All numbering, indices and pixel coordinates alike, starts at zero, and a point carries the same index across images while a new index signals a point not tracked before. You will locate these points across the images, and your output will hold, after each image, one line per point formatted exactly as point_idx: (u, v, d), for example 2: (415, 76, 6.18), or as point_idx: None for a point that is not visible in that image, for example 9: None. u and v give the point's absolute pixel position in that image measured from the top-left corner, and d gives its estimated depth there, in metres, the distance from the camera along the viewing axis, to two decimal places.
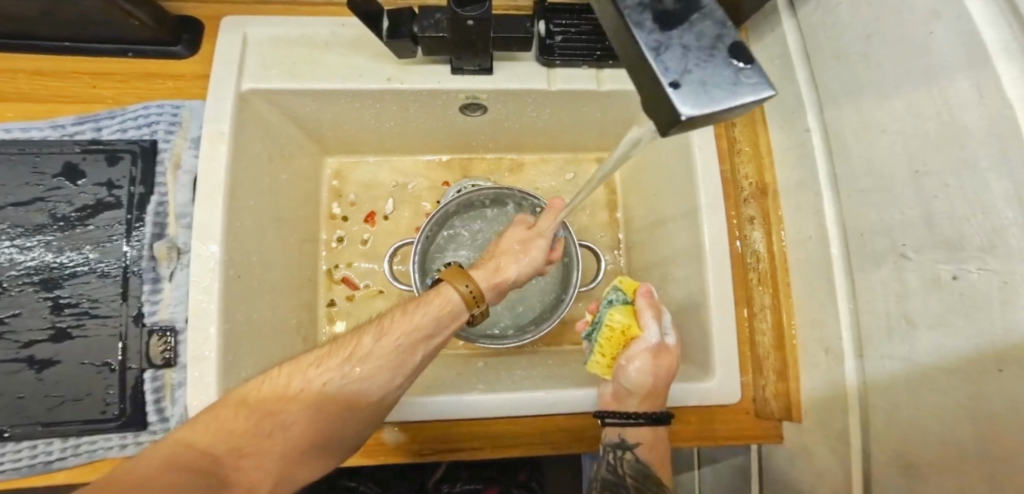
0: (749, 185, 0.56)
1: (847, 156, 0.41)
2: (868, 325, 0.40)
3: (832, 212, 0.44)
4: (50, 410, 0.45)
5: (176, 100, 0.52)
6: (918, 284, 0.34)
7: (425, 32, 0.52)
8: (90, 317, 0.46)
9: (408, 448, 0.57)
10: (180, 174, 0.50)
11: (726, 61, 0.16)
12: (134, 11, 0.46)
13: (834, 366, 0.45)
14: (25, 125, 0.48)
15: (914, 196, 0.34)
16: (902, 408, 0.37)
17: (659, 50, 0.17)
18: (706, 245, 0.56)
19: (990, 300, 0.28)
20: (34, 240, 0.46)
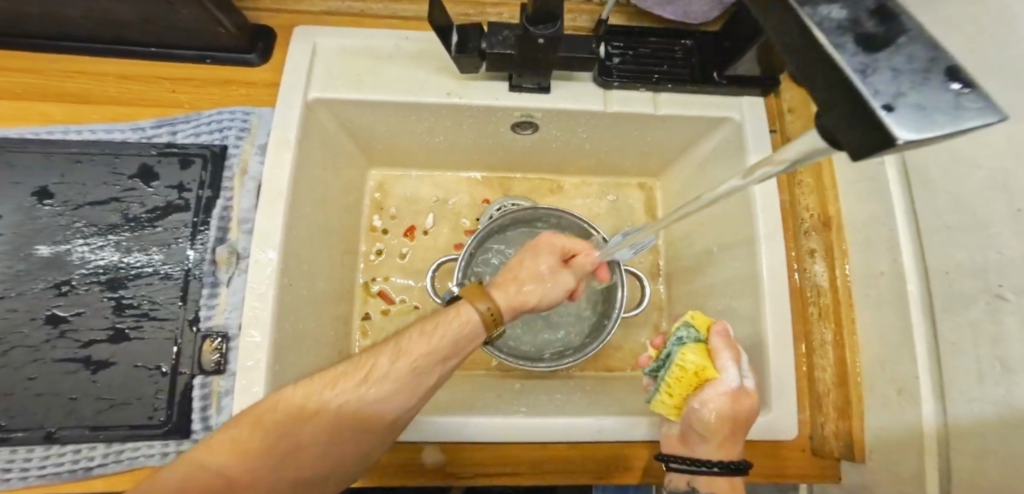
0: (810, 217, 0.55)
1: (930, 190, 0.41)
2: (954, 368, 0.38)
3: (909, 248, 0.43)
4: (101, 412, 0.44)
5: (248, 107, 0.53)
6: (1016, 328, 0.33)
7: (493, 47, 0.53)
8: (149, 319, 0.46)
9: (445, 471, 0.56)
10: (246, 180, 0.50)
11: (941, 85, 0.16)
12: (222, 18, 0.48)
13: (908, 407, 0.43)
14: (109, 126, 0.48)
15: (1015, 235, 0.33)
16: (994, 460, 0.35)
17: (864, 71, 0.17)
18: (764, 275, 0.55)
19: None
20: (107, 239, 0.46)
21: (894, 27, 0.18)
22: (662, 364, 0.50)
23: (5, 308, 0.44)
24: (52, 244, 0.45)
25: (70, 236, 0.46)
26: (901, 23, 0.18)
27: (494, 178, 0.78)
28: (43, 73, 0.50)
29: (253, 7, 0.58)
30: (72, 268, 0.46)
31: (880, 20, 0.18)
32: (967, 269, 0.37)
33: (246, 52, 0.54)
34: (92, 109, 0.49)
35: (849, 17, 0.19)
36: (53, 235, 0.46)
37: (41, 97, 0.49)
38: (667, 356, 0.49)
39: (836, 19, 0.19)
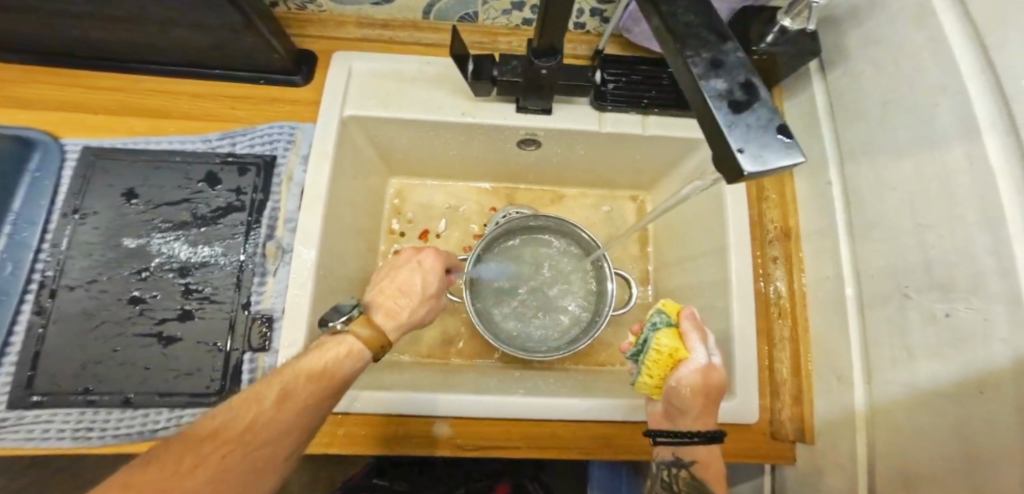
0: (774, 229, 0.64)
1: (862, 207, 0.51)
2: (877, 355, 0.46)
3: (848, 257, 0.52)
4: (167, 382, 0.51)
5: (294, 122, 0.62)
6: (918, 320, 0.42)
7: (502, 75, 0.62)
8: (209, 301, 0.54)
9: (452, 442, 0.63)
10: (291, 186, 0.59)
11: (775, 136, 0.26)
12: (278, 46, 0.57)
13: (845, 392, 0.51)
14: (182, 138, 0.58)
15: (917, 245, 0.43)
16: (902, 430, 0.42)
17: (731, 126, 0.26)
18: (733, 278, 0.63)
19: (974, 332, 0.36)
20: (180, 234, 0.55)
21: (753, 93, 0.27)
22: (641, 348, 0.58)
23: (97, 288, 0.52)
24: (135, 237, 0.54)
25: (151, 230, 0.55)
26: (757, 91, 0.28)
27: (500, 188, 0.87)
28: (129, 92, 0.60)
29: (297, 34, 0.67)
30: (151, 256, 0.54)
31: (746, 88, 0.28)
32: (891, 273, 0.45)
33: (292, 73, 0.63)
34: (168, 124, 0.59)
35: (727, 86, 0.28)
36: (138, 228, 0.55)
37: (128, 113, 0.58)
38: (645, 340, 0.57)
39: (718, 88, 0.28)
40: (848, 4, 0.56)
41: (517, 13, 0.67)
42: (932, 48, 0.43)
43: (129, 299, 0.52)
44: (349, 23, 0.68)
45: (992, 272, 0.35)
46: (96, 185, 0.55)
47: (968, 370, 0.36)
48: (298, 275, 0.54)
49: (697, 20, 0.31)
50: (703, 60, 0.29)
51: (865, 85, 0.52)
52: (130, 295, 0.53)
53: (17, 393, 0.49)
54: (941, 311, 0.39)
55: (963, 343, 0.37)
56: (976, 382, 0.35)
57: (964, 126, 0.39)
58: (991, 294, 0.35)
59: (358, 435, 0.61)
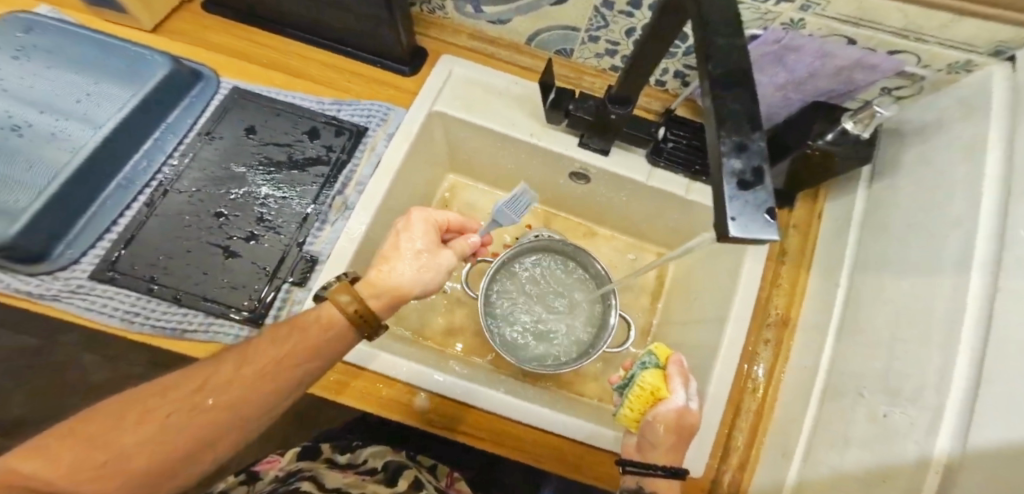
0: (775, 314, 0.69)
1: (858, 313, 0.55)
2: (819, 439, 0.51)
3: (830, 352, 0.57)
4: (218, 289, 0.60)
5: (390, 104, 0.73)
6: (862, 415, 0.46)
7: (576, 110, 0.71)
8: (275, 232, 0.64)
9: (427, 415, 0.69)
10: (372, 156, 0.70)
11: (763, 215, 0.32)
12: (402, 37, 0.68)
13: (786, 469, 0.55)
14: (300, 96, 0.70)
15: (885, 353, 0.48)
16: None
17: (732, 197, 0.32)
18: (724, 347, 0.67)
19: (899, 432, 0.41)
20: (273, 171, 0.66)
21: (759, 178, 0.33)
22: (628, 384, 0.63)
23: (200, 195, 0.64)
24: (239, 165, 0.66)
25: (253, 162, 0.66)
26: (764, 178, 0.33)
27: (541, 210, 0.95)
28: (276, 51, 0.73)
29: (421, 31, 0.79)
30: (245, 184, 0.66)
31: (756, 173, 0.33)
32: (857, 374, 0.50)
33: (404, 64, 0.75)
34: (296, 81, 0.72)
35: (741, 167, 0.33)
36: (246, 157, 0.67)
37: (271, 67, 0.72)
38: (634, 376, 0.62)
39: (734, 167, 0.33)
40: (919, 121, 0.61)
41: (608, 59, 0.76)
42: (965, 185, 0.48)
43: (218, 212, 0.63)
44: (463, 32, 0.79)
45: (931, 386, 0.40)
46: (228, 117, 0.68)
47: (884, 464, 0.41)
48: (354, 229, 0.63)
49: (741, 109, 0.37)
50: (731, 142, 0.34)
51: (897, 209, 0.58)
52: (218, 209, 0.64)
53: (102, 266, 0.59)
54: (882, 412, 0.44)
55: (888, 440, 0.42)
56: (883, 473, 0.40)
57: (957, 260, 0.44)
58: (923, 403, 0.40)
59: (350, 385, 0.70)
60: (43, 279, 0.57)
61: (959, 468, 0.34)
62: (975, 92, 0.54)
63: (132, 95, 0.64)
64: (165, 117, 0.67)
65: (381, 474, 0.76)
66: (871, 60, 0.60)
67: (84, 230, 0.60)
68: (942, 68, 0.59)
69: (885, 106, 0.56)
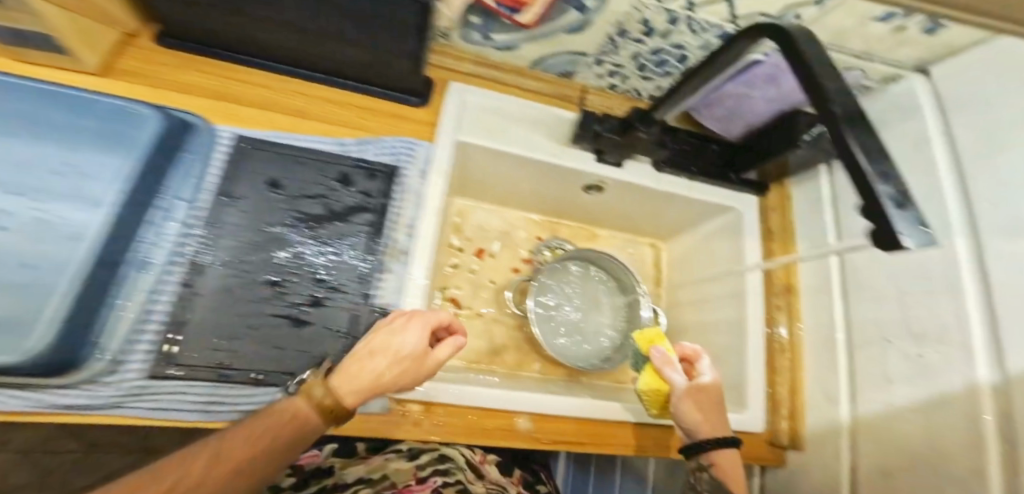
0: (779, 282, 0.80)
1: (856, 273, 0.68)
2: (866, 383, 0.64)
3: (840, 310, 0.70)
4: (302, 365, 0.50)
5: (413, 139, 0.67)
6: (899, 362, 0.60)
7: (605, 130, 0.71)
8: (337, 290, 0.55)
9: (535, 437, 0.64)
10: (411, 195, 0.64)
11: (919, 229, 0.35)
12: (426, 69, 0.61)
13: (834, 409, 0.68)
14: (317, 140, 0.59)
15: (899, 303, 0.61)
16: (892, 432, 0.59)
17: (894, 217, 0.35)
18: (749, 320, 0.79)
19: (947, 369, 0.54)
20: (316, 226, 0.56)
21: (909, 198, 0.35)
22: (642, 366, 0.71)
23: (243, 266, 0.51)
24: (275, 224, 0.54)
25: (287, 220, 0.55)
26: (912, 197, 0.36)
27: (549, 219, 0.95)
28: (190, 73, 0.59)
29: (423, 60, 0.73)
30: (290, 245, 0.54)
31: (904, 195, 0.36)
32: (876, 324, 0.64)
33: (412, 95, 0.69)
34: None
35: (893, 189, 0.36)
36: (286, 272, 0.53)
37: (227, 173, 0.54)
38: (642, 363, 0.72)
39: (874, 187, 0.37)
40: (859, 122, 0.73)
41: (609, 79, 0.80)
42: (921, 167, 0.61)
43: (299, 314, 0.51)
44: (464, 59, 0.74)
45: (954, 327, 0.54)
46: (240, 171, 0.55)
47: (934, 394, 0.55)
48: (417, 282, 0.60)
49: (872, 138, 0.37)
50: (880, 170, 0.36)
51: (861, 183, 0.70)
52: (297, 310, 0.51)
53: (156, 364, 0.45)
54: (914, 353, 0.58)
55: (931, 375, 0.56)
56: (937, 401, 0.55)
57: (941, 224, 0.57)
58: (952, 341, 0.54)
59: (467, 425, 0.62)
60: (86, 401, 0.41)
61: (1007, 392, 0.48)
62: (904, 91, 0.66)
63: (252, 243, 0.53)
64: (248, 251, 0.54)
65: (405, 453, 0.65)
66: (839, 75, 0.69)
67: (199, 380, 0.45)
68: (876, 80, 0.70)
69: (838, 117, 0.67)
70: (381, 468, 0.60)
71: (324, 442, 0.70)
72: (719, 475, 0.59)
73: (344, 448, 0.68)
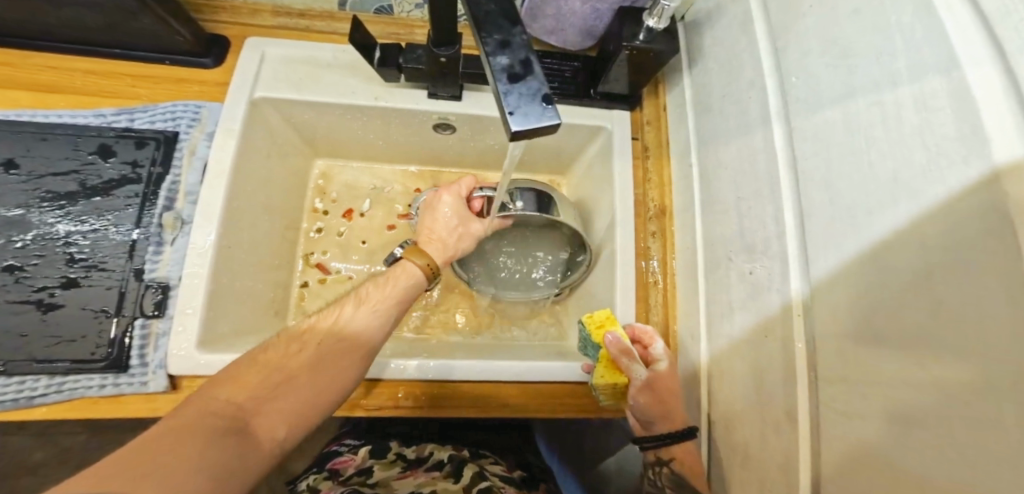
0: (653, 207, 0.69)
1: (709, 186, 0.58)
2: (715, 312, 0.55)
3: (700, 231, 0.60)
4: (47, 349, 0.52)
5: (200, 101, 0.63)
6: (737, 281, 0.51)
7: (408, 63, 0.63)
8: (97, 270, 0.54)
9: (357, 402, 0.63)
10: (194, 160, 0.60)
11: (539, 104, 0.28)
12: (175, 24, 0.56)
13: (697, 348, 0.59)
14: (73, 112, 0.58)
15: (736, 218, 0.51)
16: (738, 371, 0.50)
17: (505, 93, 0.28)
18: (618, 255, 0.68)
19: (770, 286, 0.45)
20: (65, 205, 0.55)
21: (529, 69, 0.29)
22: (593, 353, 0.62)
23: None
24: (13, 207, 0.54)
25: (32, 201, 0.55)
26: (533, 68, 0.29)
27: (425, 172, 0.83)
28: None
29: (210, 19, 0.66)
30: (38, 225, 0.54)
31: (524, 65, 0.29)
32: (721, 242, 0.54)
33: (202, 55, 0.63)
34: None
35: (509, 62, 0.29)
36: (34, 256, 0.53)
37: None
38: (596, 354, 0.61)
39: (502, 63, 0.29)
40: (706, 6, 0.60)
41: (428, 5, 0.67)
42: (748, 48, 0.50)
43: (53, 296, 0.53)
44: (262, 11, 0.67)
45: (774, 235, 0.44)
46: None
47: (762, 319, 0.46)
48: (200, 243, 0.56)
49: (497, 9, 0.32)
50: (493, 40, 0.30)
51: (710, 76, 0.58)
52: (52, 291, 0.53)
53: None
54: (746, 271, 0.49)
55: (759, 295, 0.46)
56: (766, 328, 0.45)
57: (764, 114, 0.46)
58: (772, 253, 0.44)
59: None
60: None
61: (812, 305, 0.40)
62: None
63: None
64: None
65: (449, 467, 0.66)
66: None
67: None
68: None
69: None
70: (433, 483, 0.62)
71: (362, 445, 0.73)
72: (680, 471, 0.51)
73: (378, 450, 0.71)
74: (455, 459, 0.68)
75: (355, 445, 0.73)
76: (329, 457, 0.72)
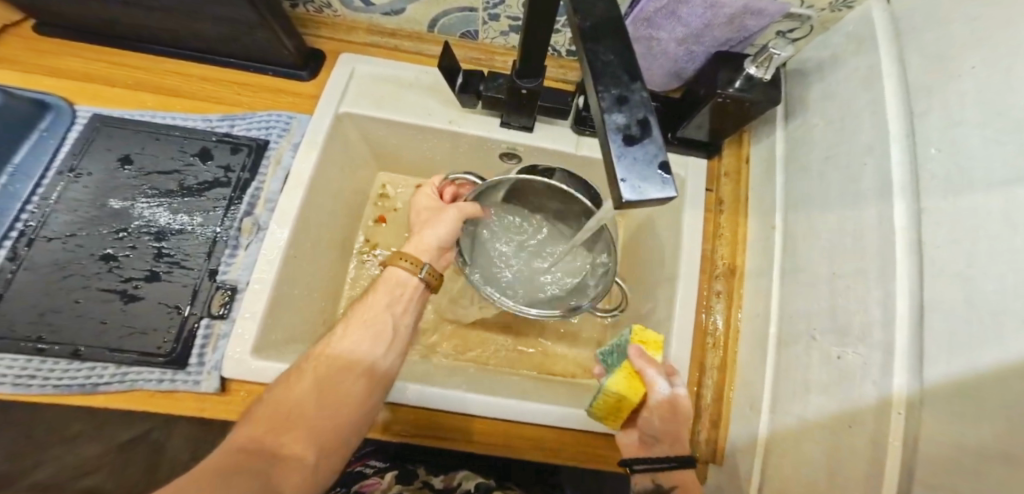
0: (722, 265, 0.64)
1: (796, 251, 0.54)
2: (783, 388, 0.50)
3: (778, 298, 0.55)
4: (120, 338, 0.52)
5: (292, 111, 0.66)
6: (818, 359, 0.46)
7: (487, 91, 0.60)
8: (179, 267, 0.56)
9: (392, 428, 0.59)
10: (277, 169, 0.62)
11: (655, 172, 0.27)
12: (286, 40, 0.61)
13: (755, 421, 0.53)
14: (184, 115, 0.63)
15: (830, 292, 0.47)
16: (803, 459, 0.44)
17: (618, 157, 0.27)
18: (676, 311, 0.62)
19: (862, 374, 0.40)
20: (162, 202, 0.58)
21: (646, 131, 0.28)
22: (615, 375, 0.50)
23: (75, 243, 0.55)
24: (121, 200, 0.57)
25: (138, 195, 0.58)
26: (652, 130, 0.28)
27: None
28: (87, 61, 0.64)
29: (311, 34, 0.69)
30: (136, 219, 0.57)
31: (642, 126, 0.28)
32: (805, 316, 0.50)
33: (299, 68, 0.67)
34: None
35: (625, 121, 0.28)
36: (125, 247, 0.56)
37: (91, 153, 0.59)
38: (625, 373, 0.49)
39: (618, 121, 0.28)
40: (817, 59, 0.59)
41: (515, 35, 0.68)
42: (872, 108, 0.47)
43: (137, 287, 0.54)
44: (358, 28, 0.69)
45: (877, 320, 0.39)
46: (94, 149, 0.59)
47: (846, 407, 0.41)
48: (270, 251, 0.57)
49: (616, 60, 0.31)
50: (610, 95, 0.29)
51: (817, 136, 0.55)
52: (134, 283, 0.54)
53: None
54: (835, 354, 0.44)
55: (845, 382, 0.42)
56: (848, 417, 0.40)
57: (882, 187, 0.43)
58: (873, 342, 0.39)
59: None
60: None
61: (920, 405, 0.34)
62: (862, 21, 0.53)
63: (101, 225, 0.56)
64: (83, 232, 0.55)
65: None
66: (759, 5, 0.50)
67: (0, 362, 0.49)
68: (823, 8, 0.56)
69: (782, 45, 0.50)
70: None
71: (387, 468, 0.71)
72: None
73: (404, 477, 0.69)
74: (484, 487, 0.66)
75: (381, 469, 0.72)
76: (353, 478, 0.70)
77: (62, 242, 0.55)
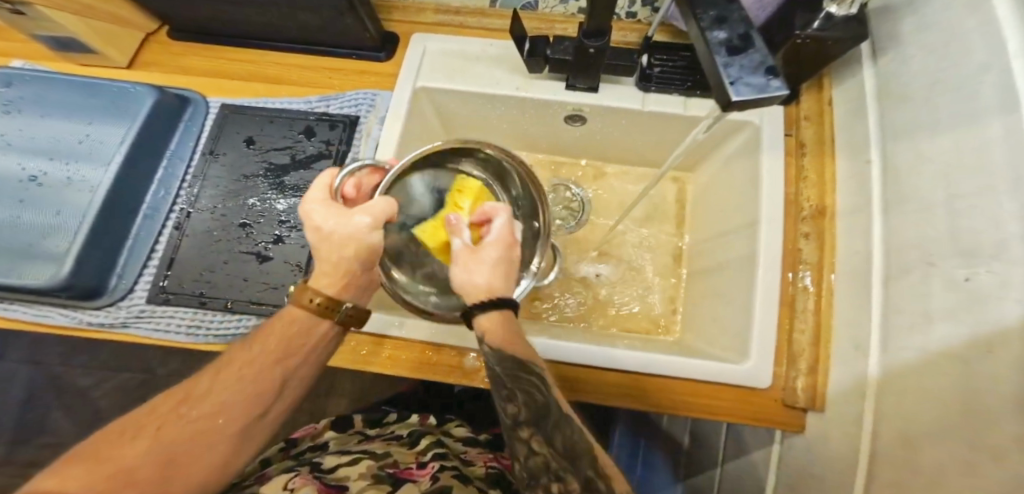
0: (808, 207, 0.52)
1: (899, 185, 0.40)
2: (893, 323, 0.39)
3: (880, 231, 0.42)
4: (259, 293, 0.62)
5: (377, 89, 0.73)
6: (939, 287, 0.34)
7: (554, 54, 0.62)
8: (297, 230, 0.65)
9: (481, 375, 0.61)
10: (369, 140, 0.70)
11: (762, 75, 0.30)
12: (370, 23, 0.68)
13: (860, 361, 0.42)
14: (290, 100, 0.72)
15: (945, 216, 0.35)
16: (927, 397, 0.34)
17: (726, 65, 0.30)
18: (758, 257, 0.53)
19: (988, 296, 0.29)
20: (280, 175, 0.68)
21: (749, 43, 0.31)
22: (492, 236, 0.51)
23: (219, 212, 0.66)
24: (248, 175, 0.68)
25: (260, 170, 0.68)
26: (753, 42, 0.31)
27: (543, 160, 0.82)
28: (208, 58, 0.76)
29: (386, 17, 0.76)
30: (259, 191, 0.67)
31: (743, 39, 0.31)
32: (913, 243, 0.38)
33: (378, 50, 0.74)
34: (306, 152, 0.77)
35: (726, 36, 0.31)
36: (253, 215, 0.66)
37: (223, 136, 0.71)
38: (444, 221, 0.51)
39: (719, 37, 0.31)
40: None
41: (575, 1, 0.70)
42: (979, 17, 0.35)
43: (267, 248, 0.64)
44: (427, 9, 0.75)
45: (1014, 236, 0.28)
46: (226, 134, 0.71)
47: (981, 332, 0.29)
48: None
49: None
50: (709, 17, 0.32)
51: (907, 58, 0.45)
52: (265, 244, 0.64)
53: (154, 291, 0.62)
54: (959, 277, 0.32)
55: (977, 307, 0.30)
56: (979, 345, 0.29)
57: (1003, 86, 0.31)
58: (1011, 260, 0.28)
59: (419, 359, 0.61)
60: (108, 311, 0.61)
61: None
62: None
63: (235, 196, 0.67)
64: (225, 204, 0.67)
65: (409, 438, 0.65)
66: None
67: (173, 308, 0.61)
68: None
69: None
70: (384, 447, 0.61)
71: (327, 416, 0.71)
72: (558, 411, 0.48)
73: (341, 423, 0.69)
74: (413, 432, 0.65)
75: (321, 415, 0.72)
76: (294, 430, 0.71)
77: (208, 212, 0.66)
